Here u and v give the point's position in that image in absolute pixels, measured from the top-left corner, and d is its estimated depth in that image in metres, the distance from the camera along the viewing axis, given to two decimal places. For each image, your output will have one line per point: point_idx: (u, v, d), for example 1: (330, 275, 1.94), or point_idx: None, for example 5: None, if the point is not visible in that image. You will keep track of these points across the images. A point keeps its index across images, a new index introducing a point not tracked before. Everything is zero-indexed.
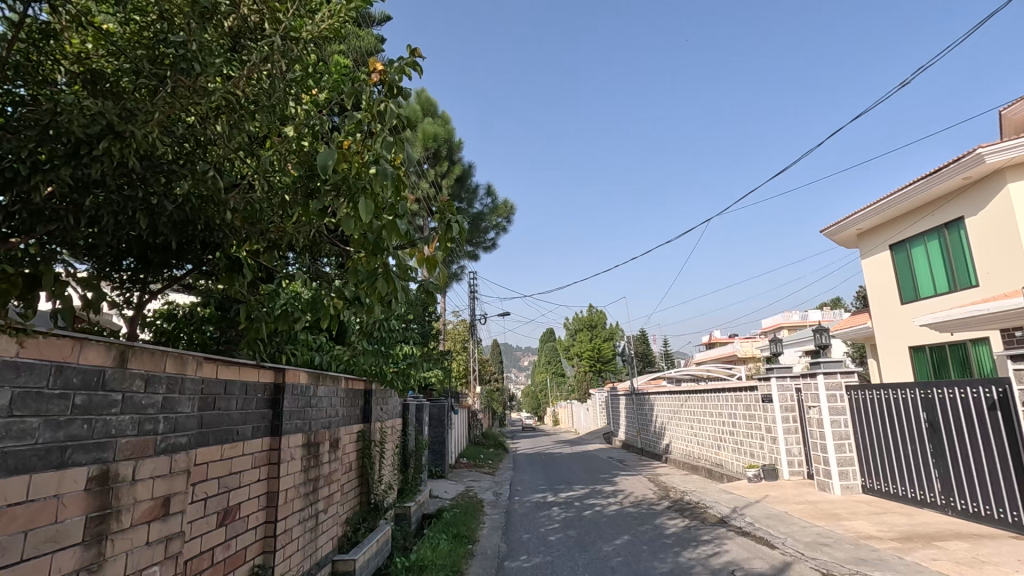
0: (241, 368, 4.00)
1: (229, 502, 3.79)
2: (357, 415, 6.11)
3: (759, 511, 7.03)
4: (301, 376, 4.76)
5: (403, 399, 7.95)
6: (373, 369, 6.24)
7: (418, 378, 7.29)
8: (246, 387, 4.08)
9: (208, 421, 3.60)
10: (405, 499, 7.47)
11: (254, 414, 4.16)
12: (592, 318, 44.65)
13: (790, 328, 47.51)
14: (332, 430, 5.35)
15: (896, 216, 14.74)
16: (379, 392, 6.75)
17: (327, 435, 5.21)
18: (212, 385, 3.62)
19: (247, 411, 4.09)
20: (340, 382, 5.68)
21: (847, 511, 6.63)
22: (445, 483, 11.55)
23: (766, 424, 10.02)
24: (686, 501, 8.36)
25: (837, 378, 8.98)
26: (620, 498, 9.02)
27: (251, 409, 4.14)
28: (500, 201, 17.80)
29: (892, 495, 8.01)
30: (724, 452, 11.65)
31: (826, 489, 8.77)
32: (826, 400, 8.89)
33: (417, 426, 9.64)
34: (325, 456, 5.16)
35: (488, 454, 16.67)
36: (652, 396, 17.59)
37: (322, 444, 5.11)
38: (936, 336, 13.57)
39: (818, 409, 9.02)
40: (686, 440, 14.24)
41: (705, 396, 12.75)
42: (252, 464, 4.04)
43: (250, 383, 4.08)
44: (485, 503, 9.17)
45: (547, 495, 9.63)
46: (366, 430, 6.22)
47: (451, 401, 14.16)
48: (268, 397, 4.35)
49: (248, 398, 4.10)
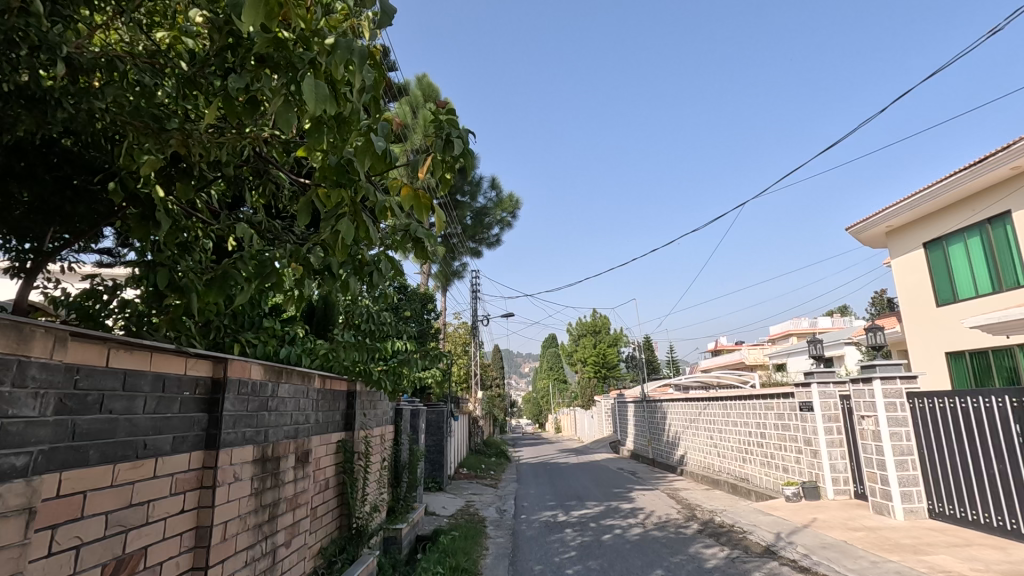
0: (154, 356, 2.98)
1: (128, 546, 2.71)
2: (337, 422, 5.12)
3: (812, 540, 6.00)
4: (252, 370, 3.77)
5: (395, 404, 6.92)
6: (357, 366, 5.24)
7: (412, 378, 6.27)
8: (163, 383, 3.06)
9: (89, 431, 2.54)
10: (396, 519, 6.43)
11: (177, 421, 3.14)
12: (596, 323, 43.53)
13: (799, 335, 46.28)
14: (300, 440, 4.36)
15: (932, 211, 13.71)
16: (365, 396, 5.75)
17: (292, 447, 4.21)
18: (98, 379, 2.59)
19: (165, 416, 3.06)
20: (312, 382, 4.70)
21: (921, 541, 5.62)
22: (443, 497, 10.47)
23: (805, 436, 8.98)
24: (719, 524, 7.33)
25: (897, 384, 7.94)
26: (641, 518, 7.98)
27: (171, 414, 3.11)
28: (504, 195, 16.79)
29: (967, 521, 6.94)
30: (751, 466, 10.58)
31: (885, 513, 7.70)
32: (883, 408, 7.84)
33: (413, 434, 8.60)
34: (289, 473, 4.15)
35: (490, 464, 15.58)
36: (665, 404, 16.50)
37: (285, 458, 4.10)
38: (980, 340, 12.52)
39: (874, 419, 7.98)
40: (705, 451, 13.15)
41: (728, 405, 11.70)
42: (169, 489, 3.00)
43: (167, 378, 3.05)
44: (489, 522, 8.12)
45: (558, 513, 8.58)
46: (346, 441, 5.19)
47: (450, 406, 13.13)
48: (199, 398, 3.34)
49: (164, 398, 3.06)
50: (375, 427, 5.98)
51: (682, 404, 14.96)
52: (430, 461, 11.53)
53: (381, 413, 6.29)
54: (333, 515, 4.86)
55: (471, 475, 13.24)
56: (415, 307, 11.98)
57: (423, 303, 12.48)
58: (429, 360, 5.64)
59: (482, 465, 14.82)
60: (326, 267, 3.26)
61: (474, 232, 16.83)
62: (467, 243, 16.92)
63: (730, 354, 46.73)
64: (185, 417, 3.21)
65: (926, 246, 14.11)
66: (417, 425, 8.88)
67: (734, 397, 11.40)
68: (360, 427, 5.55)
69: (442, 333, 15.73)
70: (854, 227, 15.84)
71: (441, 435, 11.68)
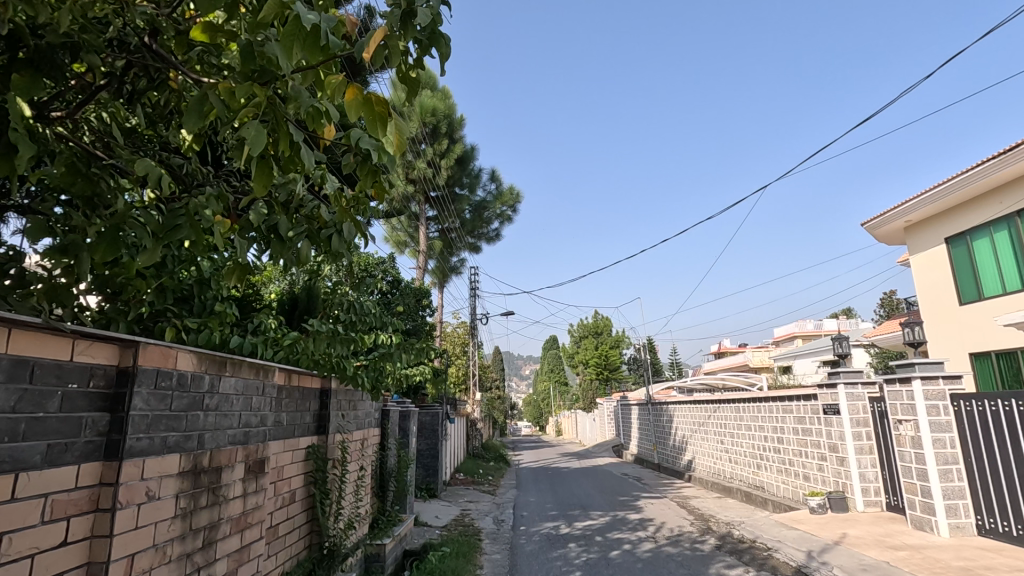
0: (16, 335, 2.23)
1: None
2: (304, 424, 4.43)
3: (849, 561, 5.31)
4: (173, 358, 3.07)
5: (380, 404, 6.25)
6: (330, 362, 4.53)
7: (399, 375, 5.59)
8: (32, 374, 2.31)
9: None
10: (380, 533, 5.77)
11: (53, 425, 2.40)
12: (598, 324, 42.79)
13: (804, 337, 45.51)
14: (248, 447, 3.67)
15: (955, 204, 13.00)
16: (342, 394, 5.05)
17: (239, 455, 3.49)
18: None
19: (35, 419, 2.32)
20: (273, 378, 3.97)
21: (977, 564, 4.94)
22: (436, 505, 9.77)
23: (829, 442, 8.28)
24: (738, 539, 6.64)
25: (939, 386, 7.14)
26: (651, 531, 7.27)
27: (45, 415, 2.37)
28: (505, 188, 16.11)
29: (1018, 538, 6.24)
30: (767, 474, 9.89)
31: (924, 528, 7.01)
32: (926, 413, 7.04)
33: (403, 438, 7.92)
34: (234, 489, 3.43)
35: (488, 469, 14.89)
36: (671, 407, 15.80)
37: (226, 469, 3.39)
38: (1007, 341, 11.87)
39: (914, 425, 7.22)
40: (715, 456, 12.46)
41: (741, 408, 10.99)
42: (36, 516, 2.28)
43: (37, 367, 2.31)
44: (485, 535, 7.44)
45: (561, 524, 7.89)
46: (316, 445, 4.50)
47: (446, 408, 12.43)
48: (93, 393, 2.61)
49: (33, 395, 2.31)
50: (354, 430, 5.29)
51: (691, 406, 14.25)
52: (423, 467, 10.84)
53: (362, 414, 5.60)
54: (300, 532, 4.17)
55: (467, 481, 12.53)
56: (410, 303, 11.29)
57: (418, 299, 11.79)
58: (419, 353, 4.98)
59: (480, 470, 14.11)
60: (272, 229, 2.58)
61: (473, 226, 16.14)
62: (466, 238, 16.23)
63: (734, 357, 45.99)
64: (71, 419, 2.49)
65: (948, 241, 13.44)
66: (408, 429, 8.17)
67: (748, 399, 10.69)
68: (337, 430, 4.85)
69: (438, 331, 15.04)
70: (870, 222, 15.16)
71: (436, 440, 10.98)
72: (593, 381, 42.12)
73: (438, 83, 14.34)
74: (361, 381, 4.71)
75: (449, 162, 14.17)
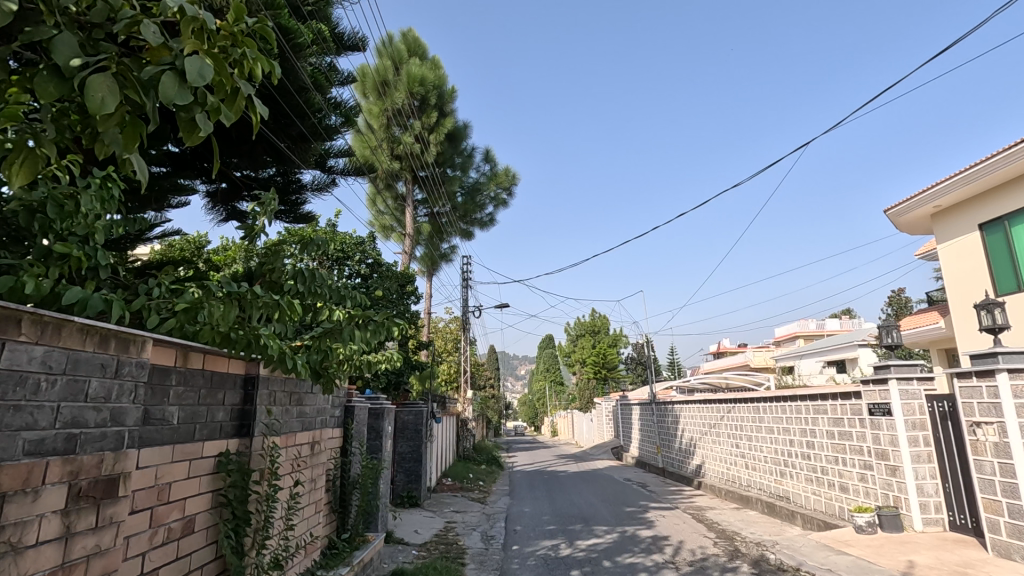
0: None
1: None
2: (208, 424, 3.08)
3: None
4: None
5: (337, 399, 5.01)
6: (242, 339, 3.09)
7: (357, 361, 4.36)
8: None
9: None
10: (335, 562, 4.53)
11: None
12: (595, 322, 41.59)
13: (806, 337, 44.55)
14: (111, 459, 2.19)
15: (992, 186, 11.86)
16: (280, 384, 3.80)
17: (80, 474, 2.03)
18: None
19: None
20: (148, 351, 2.50)
21: None
22: (417, 517, 8.57)
23: (876, 448, 6.57)
24: (775, 567, 5.47)
25: None
26: (669, 554, 6.07)
27: None
28: (500, 168, 14.91)
29: None
30: (792, 482, 8.69)
31: (1011, 557, 4.85)
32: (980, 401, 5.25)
33: (375, 441, 6.69)
34: (75, 528, 2.02)
35: (479, 473, 13.68)
36: (678, 407, 14.61)
37: (50, 500, 1.91)
38: None
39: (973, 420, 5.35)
40: (729, 462, 11.27)
41: (761, 409, 9.83)
42: None
43: None
44: (470, 557, 6.23)
45: (560, 544, 6.69)
46: (233, 452, 3.27)
47: (432, 407, 11.21)
48: None
49: None
50: (297, 431, 4.04)
51: (701, 406, 13.09)
52: (404, 473, 9.64)
53: (311, 410, 4.35)
54: (202, 574, 2.95)
55: (455, 487, 11.32)
56: (392, 288, 10.03)
57: (402, 285, 10.58)
58: (382, 333, 3.75)
59: (471, 475, 12.89)
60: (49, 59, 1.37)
61: (465, 209, 14.91)
62: (458, 223, 15.01)
63: (734, 357, 44.93)
64: None
65: (982, 228, 12.34)
66: (384, 432, 6.95)
67: (770, 399, 9.52)
68: (266, 432, 3.56)
69: (426, 323, 13.82)
70: (894, 209, 14.04)
71: (419, 443, 9.77)
72: (591, 381, 40.92)
73: (427, 52, 13.10)
74: (299, 366, 3.48)
75: (439, 137, 12.97)
